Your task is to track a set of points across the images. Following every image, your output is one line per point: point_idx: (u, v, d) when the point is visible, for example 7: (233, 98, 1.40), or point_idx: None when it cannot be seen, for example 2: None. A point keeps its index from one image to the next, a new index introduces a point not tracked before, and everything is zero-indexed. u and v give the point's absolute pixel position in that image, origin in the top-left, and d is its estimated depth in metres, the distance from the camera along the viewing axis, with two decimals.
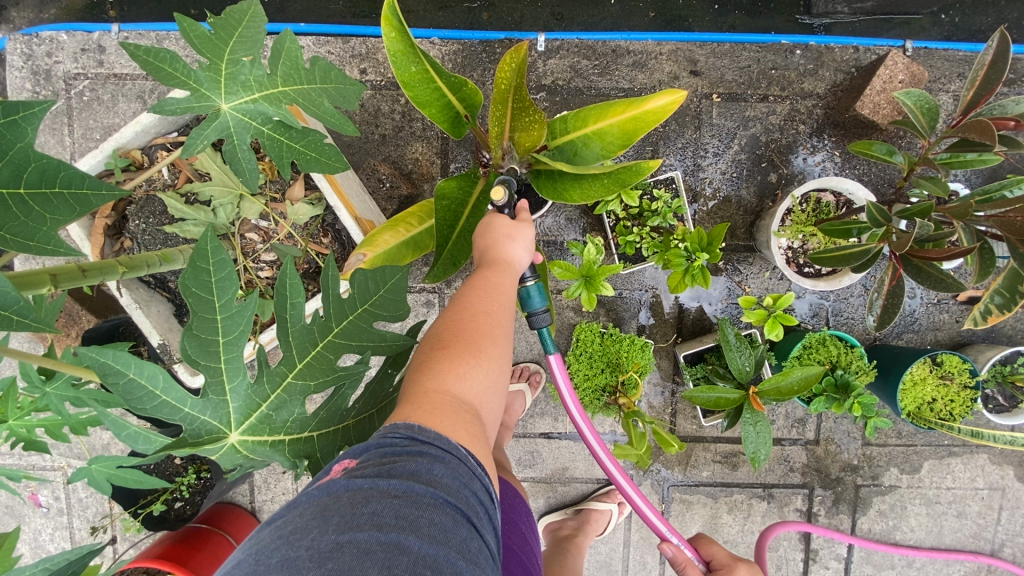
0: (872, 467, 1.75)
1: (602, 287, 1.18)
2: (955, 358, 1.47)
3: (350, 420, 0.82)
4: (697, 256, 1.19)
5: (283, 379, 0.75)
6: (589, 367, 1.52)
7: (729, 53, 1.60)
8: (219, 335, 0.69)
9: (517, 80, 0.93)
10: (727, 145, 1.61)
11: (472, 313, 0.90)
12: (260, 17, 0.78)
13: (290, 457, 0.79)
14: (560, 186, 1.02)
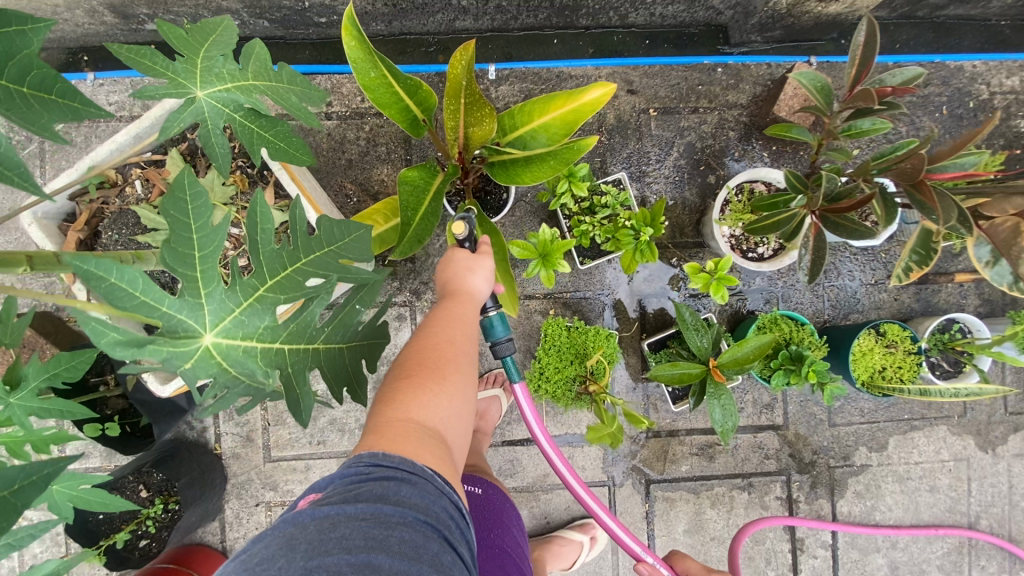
0: (843, 448, 1.80)
1: (559, 263, 1.25)
2: (896, 327, 1.58)
3: (319, 343, 0.85)
4: (643, 231, 1.28)
5: (255, 291, 0.79)
6: (559, 359, 1.57)
7: (660, 73, 1.79)
8: (196, 250, 0.74)
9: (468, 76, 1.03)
10: (668, 153, 1.77)
11: (436, 346, 0.97)
12: (232, 30, 0.89)
13: (264, 364, 0.81)
14: (512, 170, 1.12)
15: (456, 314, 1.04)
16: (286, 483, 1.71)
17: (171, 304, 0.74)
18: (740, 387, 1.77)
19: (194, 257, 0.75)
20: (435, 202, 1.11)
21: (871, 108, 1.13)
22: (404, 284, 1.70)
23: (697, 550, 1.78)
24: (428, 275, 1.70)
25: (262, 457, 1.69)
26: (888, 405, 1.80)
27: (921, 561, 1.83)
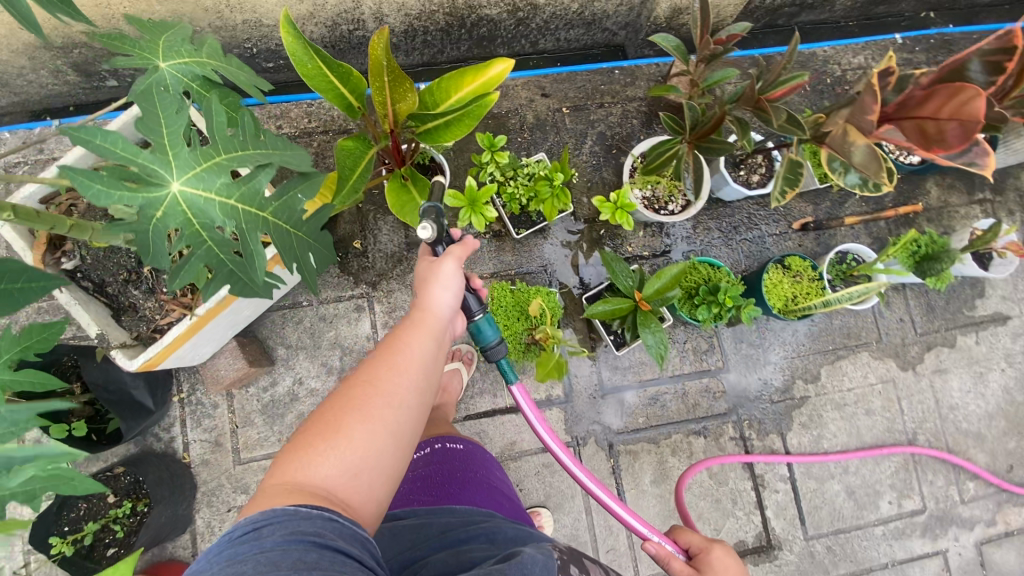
0: (782, 383, 1.96)
1: (486, 206, 1.36)
2: (798, 259, 1.81)
3: (268, 211, 0.96)
4: (556, 178, 1.50)
5: (215, 157, 0.91)
6: (506, 318, 1.72)
7: (567, 79, 2.09)
8: (164, 126, 0.86)
9: (387, 59, 1.19)
10: (583, 142, 2.03)
11: (350, 383, 0.92)
12: (183, 31, 1.07)
13: (223, 214, 0.92)
14: (435, 129, 1.34)
15: (391, 340, 0.99)
16: (258, 484, 1.73)
17: (143, 156, 0.85)
18: (680, 338, 1.93)
19: (159, 122, 0.86)
20: (370, 164, 1.31)
21: (717, 54, 1.46)
22: (360, 277, 1.84)
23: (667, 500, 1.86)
24: (381, 268, 1.85)
25: (232, 460, 1.72)
26: (813, 339, 1.99)
27: (874, 483, 1.96)
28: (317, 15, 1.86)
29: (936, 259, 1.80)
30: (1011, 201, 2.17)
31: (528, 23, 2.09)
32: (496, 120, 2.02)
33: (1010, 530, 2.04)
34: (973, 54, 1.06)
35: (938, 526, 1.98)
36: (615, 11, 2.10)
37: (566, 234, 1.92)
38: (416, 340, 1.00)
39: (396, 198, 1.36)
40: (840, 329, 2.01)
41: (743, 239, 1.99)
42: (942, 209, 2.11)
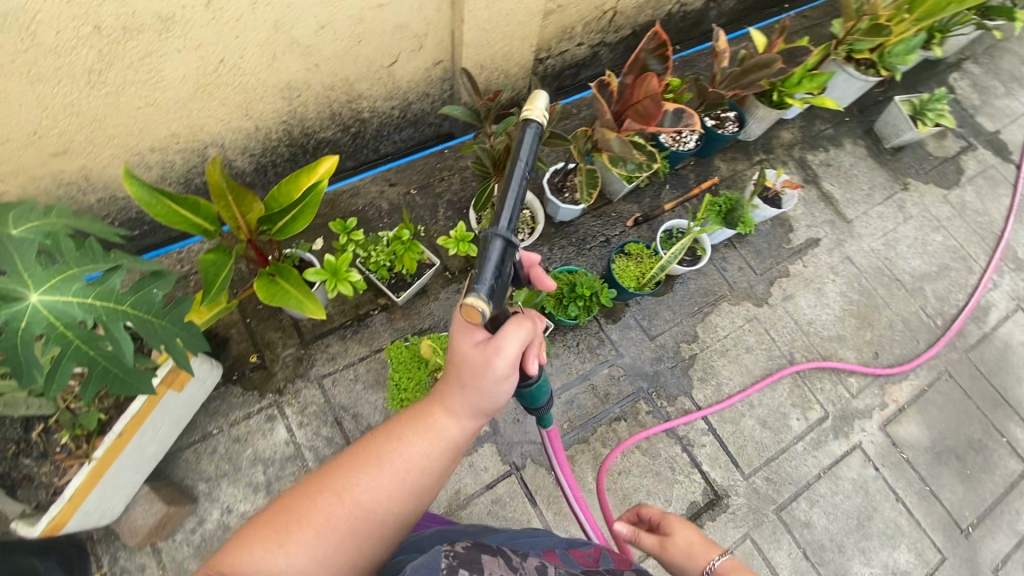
0: (671, 351, 2.21)
1: (346, 273, 1.57)
2: (635, 244, 2.15)
3: (127, 305, 1.08)
4: (402, 234, 1.75)
5: (68, 270, 1.04)
6: (408, 371, 1.93)
7: (408, 168, 2.45)
8: (15, 255, 0.99)
9: (225, 180, 1.40)
10: (436, 213, 2.37)
11: (320, 487, 0.97)
12: (29, 204, 1.23)
13: (82, 311, 1.04)
14: (285, 224, 1.56)
15: (380, 445, 1.03)
16: None
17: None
18: (573, 343, 2.15)
19: (10, 252, 1.00)
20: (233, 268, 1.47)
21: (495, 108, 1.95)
22: (265, 388, 1.91)
23: (615, 490, 1.97)
24: (284, 372, 1.94)
25: None
26: (680, 306, 2.29)
27: (779, 407, 2.21)
28: (168, 175, 2.09)
29: (734, 210, 2.24)
30: (781, 156, 2.73)
31: (362, 135, 2.43)
32: (356, 216, 2.29)
33: (901, 407, 2.34)
34: (645, 54, 1.55)
35: (843, 425, 2.24)
36: (432, 107, 2.51)
37: (445, 288, 2.14)
38: (417, 448, 1.03)
39: (266, 291, 1.50)
40: (698, 291, 2.34)
41: (594, 246, 2.31)
42: (734, 177, 2.60)
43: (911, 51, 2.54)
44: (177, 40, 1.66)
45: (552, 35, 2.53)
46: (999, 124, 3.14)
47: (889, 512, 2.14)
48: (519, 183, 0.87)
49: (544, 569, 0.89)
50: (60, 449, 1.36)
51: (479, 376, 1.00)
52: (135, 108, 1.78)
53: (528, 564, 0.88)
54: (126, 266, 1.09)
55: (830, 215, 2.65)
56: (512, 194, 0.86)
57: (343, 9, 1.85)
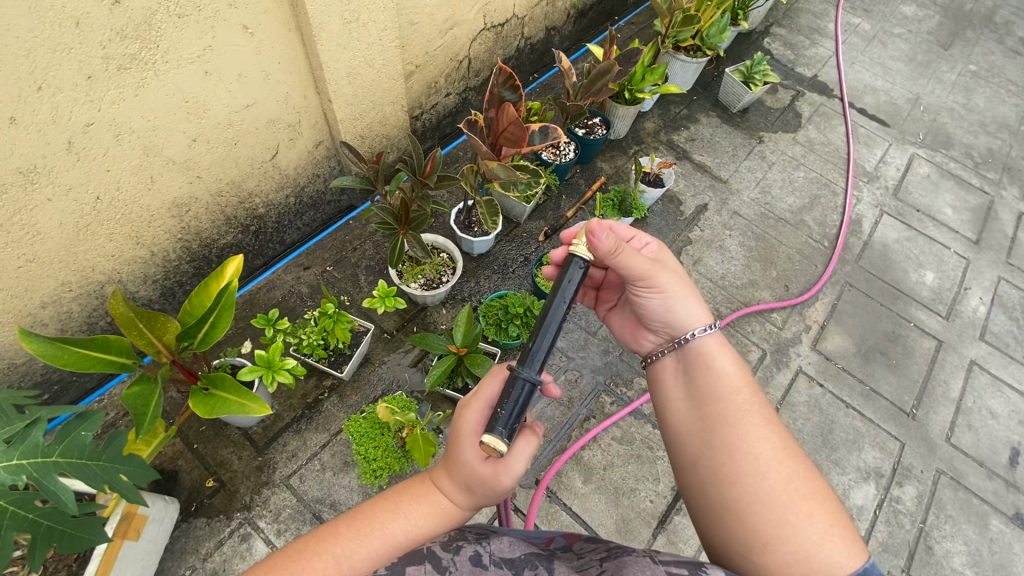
0: (615, 340, 2.35)
1: (283, 362, 1.57)
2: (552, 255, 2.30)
3: (56, 454, 1.01)
4: (329, 309, 1.77)
5: None
6: (373, 440, 1.91)
7: (319, 249, 2.49)
8: None
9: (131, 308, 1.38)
10: (358, 283, 2.40)
11: (317, 551, 0.93)
12: None
13: (8, 474, 0.96)
14: (205, 335, 1.53)
15: (381, 516, 0.99)
16: None
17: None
18: None
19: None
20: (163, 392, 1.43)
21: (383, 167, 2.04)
22: (232, 508, 1.81)
23: (605, 486, 2.02)
24: (247, 486, 1.85)
25: None
26: None
27: None
28: (68, 326, 1.99)
29: (624, 200, 2.50)
30: (652, 143, 3.03)
31: (264, 230, 2.44)
32: (280, 308, 2.28)
33: (822, 325, 2.59)
34: (499, 88, 1.72)
35: (782, 356, 2.45)
36: (325, 186, 2.57)
37: (388, 350, 2.16)
38: (415, 522, 1.00)
39: (203, 405, 1.47)
40: None
41: (516, 267, 2.44)
42: (618, 172, 2.85)
43: (723, 30, 2.97)
44: (46, 189, 1.63)
45: (419, 93, 2.71)
46: (815, 69, 3.67)
47: (846, 420, 2.34)
48: (551, 337, 1.08)
49: (479, 559, 0.90)
50: None
51: (488, 479, 1.00)
52: (15, 268, 1.70)
53: (459, 558, 0.90)
54: (45, 417, 1.04)
55: (709, 181, 2.96)
56: (545, 340, 1.07)
57: (211, 118, 1.91)
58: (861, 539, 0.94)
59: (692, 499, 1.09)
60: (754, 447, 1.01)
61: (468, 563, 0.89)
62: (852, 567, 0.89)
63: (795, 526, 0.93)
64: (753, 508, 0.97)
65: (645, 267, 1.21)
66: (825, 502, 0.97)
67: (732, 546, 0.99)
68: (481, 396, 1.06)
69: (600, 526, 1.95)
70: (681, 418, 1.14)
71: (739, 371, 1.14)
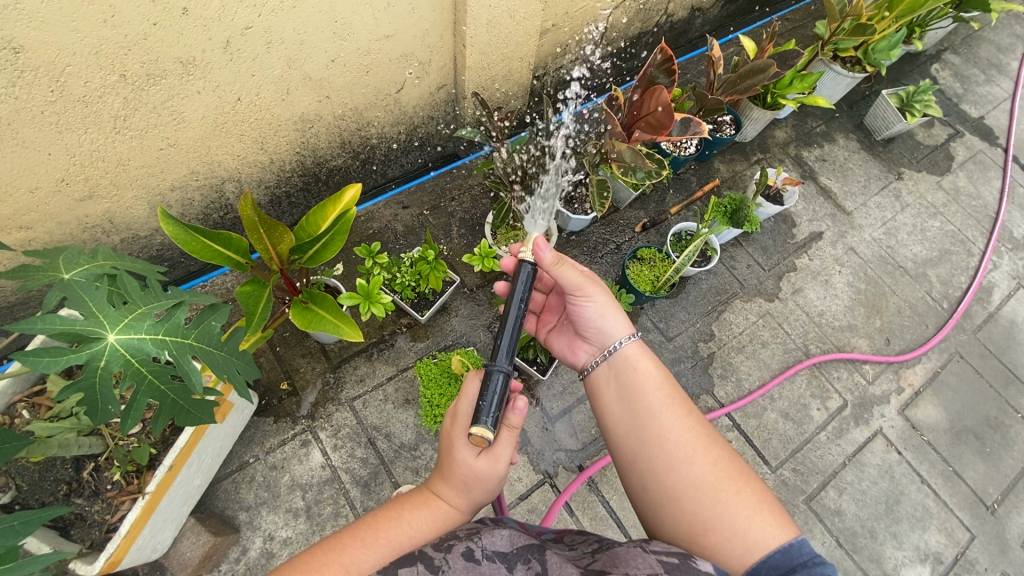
0: (690, 351, 2.26)
1: (379, 295, 1.63)
2: (647, 249, 2.20)
3: (192, 336, 1.09)
4: (427, 255, 1.80)
5: (137, 308, 1.05)
6: (439, 386, 1.99)
7: (418, 190, 2.52)
8: (92, 303, 1.02)
9: (259, 215, 1.45)
10: (450, 231, 2.42)
11: (326, 558, 0.90)
12: (71, 249, 1.27)
13: (154, 346, 1.04)
14: (316, 253, 1.60)
15: (382, 525, 0.99)
16: None
17: (80, 323, 0.99)
18: None
19: (85, 299, 1.02)
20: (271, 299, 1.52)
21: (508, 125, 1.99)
22: (298, 414, 1.94)
23: None
24: (315, 397, 1.97)
25: None
26: (693, 307, 2.35)
27: (799, 399, 2.25)
28: (188, 212, 2.14)
29: (739, 210, 2.28)
30: (777, 154, 2.82)
31: (371, 161, 2.49)
32: (373, 239, 2.34)
33: (917, 391, 2.39)
34: (653, 69, 1.65)
35: (863, 412, 2.29)
36: (438, 130, 2.58)
37: (465, 305, 2.19)
38: (417, 531, 1.00)
39: (301, 317, 1.55)
40: (710, 290, 2.39)
41: (605, 253, 2.38)
42: (734, 177, 2.69)
43: (893, 47, 2.64)
44: (197, 82, 1.72)
45: (548, 53, 2.62)
46: (983, 110, 3.25)
47: (917, 495, 2.17)
48: (512, 336, 1.20)
49: (471, 555, 0.86)
50: (111, 486, 1.38)
51: (482, 470, 1.07)
52: (158, 149, 1.83)
53: (452, 557, 0.86)
54: (187, 302, 1.11)
55: (830, 208, 2.73)
56: (505, 343, 1.18)
57: (352, 42, 1.92)
58: (787, 514, 0.99)
59: (636, 495, 1.11)
60: (683, 437, 1.08)
61: (460, 560, 0.85)
62: (782, 533, 0.95)
63: (726, 501, 0.99)
64: (691, 492, 1.01)
65: (583, 275, 1.31)
66: (747, 478, 1.04)
67: (679, 532, 1.01)
68: (463, 402, 1.14)
69: (632, 528, 1.94)
70: (616, 422, 1.18)
71: (663, 371, 1.23)
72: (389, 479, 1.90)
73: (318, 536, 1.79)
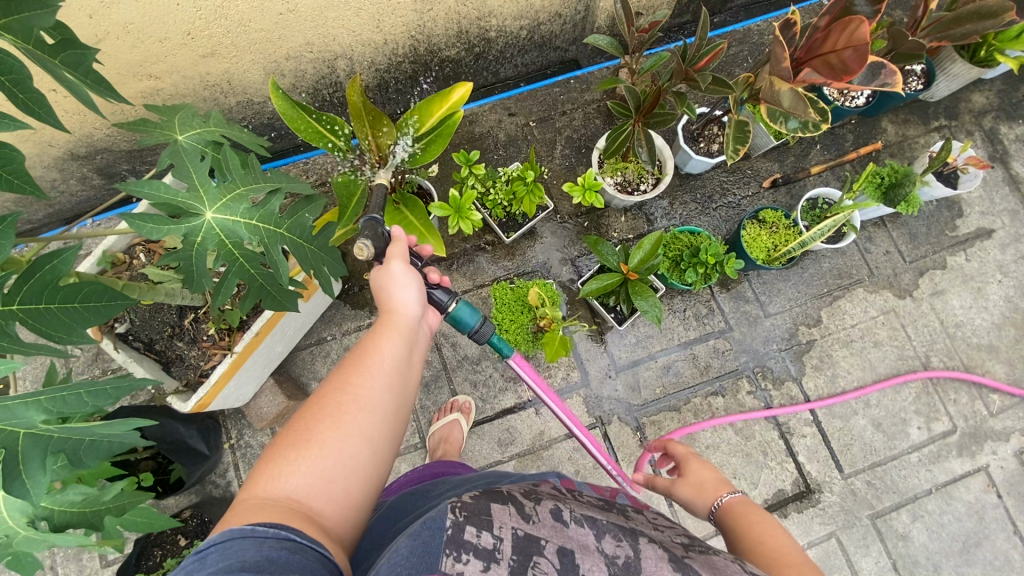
0: (787, 332, 2.04)
1: (470, 210, 1.55)
2: (770, 211, 1.92)
3: (283, 228, 1.07)
4: (527, 175, 1.67)
5: (235, 189, 1.04)
6: (511, 313, 1.90)
7: (529, 96, 2.29)
8: (194, 176, 1.01)
9: (364, 102, 1.38)
10: (554, 149, 2.24)
11: (320, 398, 0.96)
12: (187, 109, 1.27)
13: (248, 231, 1.03)
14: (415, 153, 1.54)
15: (355, 354, 1.05)
16: None
17: (181, 195, 0.98)
18: (679, 307, 2.03)
19: (190, 170, 1.01)
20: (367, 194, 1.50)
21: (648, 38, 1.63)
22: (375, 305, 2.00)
23: None
24: None
25: None
26: (805, 284, 2.08)
27: (898, 412, 2.00)
28: (299, 84, 2.11)
29: (899, 186, 1.90)
30: (967, 123, 2.28)
31: (484, 56, 2.30)
32: (473, 143, 2.21)
33: None
34: None
35: (972, 444, 2.01)
36: (563, 30, 2.30)
37: (554, 232, 2.07)
38: (386, 348, 1.06)
39: (391, 217, 1.52)
40: (831, 271, 2.09)
41: (720, 204, 2.12)
42: (901, 143, 2.23)
43: None
44: None
45: None
46: None
47: (1002, 543, 1.94)
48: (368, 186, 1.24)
49: (559, 514, 0.84)
50: (206, 337, 1.52)
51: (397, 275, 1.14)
52: (276, 14, 1.76)
53: (541, 509, 0.83)
54: (283, 190, 1.08)
55: (1015, 203, 2.22)
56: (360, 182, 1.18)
57: None
58: None
59: None
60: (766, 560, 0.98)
61: (549, 514, 0.84)
62: None
63: None
64: None
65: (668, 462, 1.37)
66: None
67: None
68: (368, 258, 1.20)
69: None
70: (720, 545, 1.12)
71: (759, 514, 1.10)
72: (449, 385, 1.96)
73: None
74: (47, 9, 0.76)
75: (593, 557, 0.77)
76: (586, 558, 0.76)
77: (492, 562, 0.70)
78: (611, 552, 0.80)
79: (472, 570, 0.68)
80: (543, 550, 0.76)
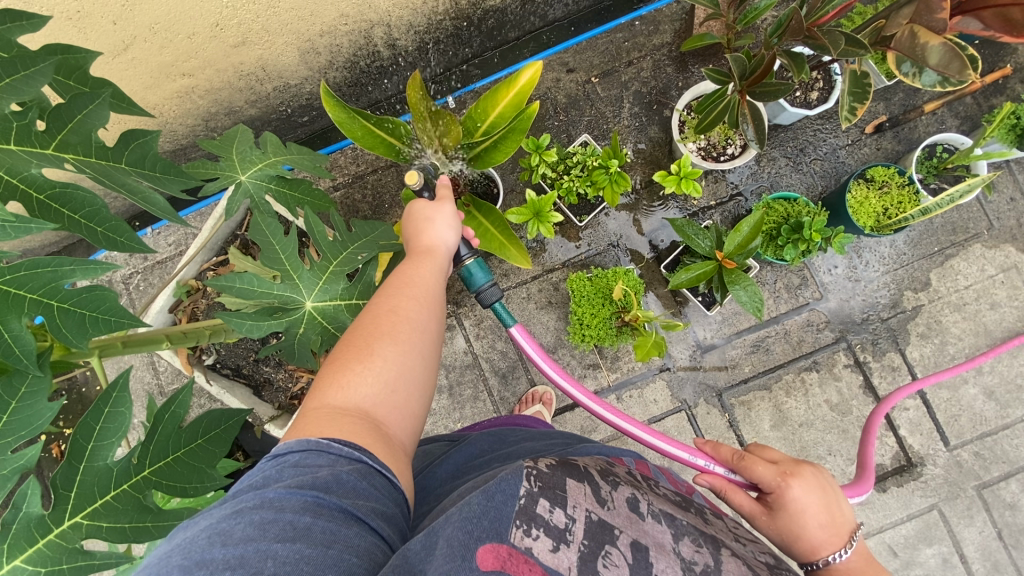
0: (889, 300, 1.87)
1: (552, 214, 1.45)
2: (880, 169, 1.68)
3: None
4: (611, 164, 1.49)
5: (328, 266, 1.03)
6: (591, 306, 1.78)
7: (588, 46, 2.02)
8: (284, 258, 1.00)
9: (425, 100, 1.21)
10: (621, 107, 2.00)
11: (371, 318, 0.93)
12: (244, 134, 1.13)
13: (350, 312, 1.07)
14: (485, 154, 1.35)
15: (399, 276, 1.00)
16: None
17: (278, 287, 1.00)
18: (769, 279, 1.87)
19: (279, 251, 1.00)
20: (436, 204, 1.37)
21: None
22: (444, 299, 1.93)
23: (791, 440, 1.85)
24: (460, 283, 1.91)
25: None
26: (912, 243, 1.86)
27: (1014, 378, 1.84)
28: (336, 60, 1.90)
29: None
30: None
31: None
32: None
33: None
34: None
35: None
36: None
37: (627, 205, 1.90)
38: (430, 275, 1.02)
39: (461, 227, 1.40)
40: (944, 227, 1.86)
41: (815, 158, 1.88)
42: None
43: None
44: None
45: None
46: None
47: None
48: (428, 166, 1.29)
49: (636, 505, 0.77)
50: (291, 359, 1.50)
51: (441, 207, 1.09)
52: None
53: (618, 495, 0.77)
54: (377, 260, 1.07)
55: None
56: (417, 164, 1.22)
57: None
58: None
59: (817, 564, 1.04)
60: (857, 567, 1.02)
61: (625, 504, 0.76)
62: None
63: None
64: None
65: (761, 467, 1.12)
66: None
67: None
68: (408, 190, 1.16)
69: None
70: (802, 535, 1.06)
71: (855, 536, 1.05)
72: (527, 375, 1.92)
73: (460, 411, 1.91)
74: (93, 108, 0.81)
75: (669, 558, 0.70)
76: (660, 558, 0.70)
77: (561, 543, 0.66)
78: (689, 556, 0.73)
79: (541, 548, 0.64)
80: (617, 540, 0.70)
